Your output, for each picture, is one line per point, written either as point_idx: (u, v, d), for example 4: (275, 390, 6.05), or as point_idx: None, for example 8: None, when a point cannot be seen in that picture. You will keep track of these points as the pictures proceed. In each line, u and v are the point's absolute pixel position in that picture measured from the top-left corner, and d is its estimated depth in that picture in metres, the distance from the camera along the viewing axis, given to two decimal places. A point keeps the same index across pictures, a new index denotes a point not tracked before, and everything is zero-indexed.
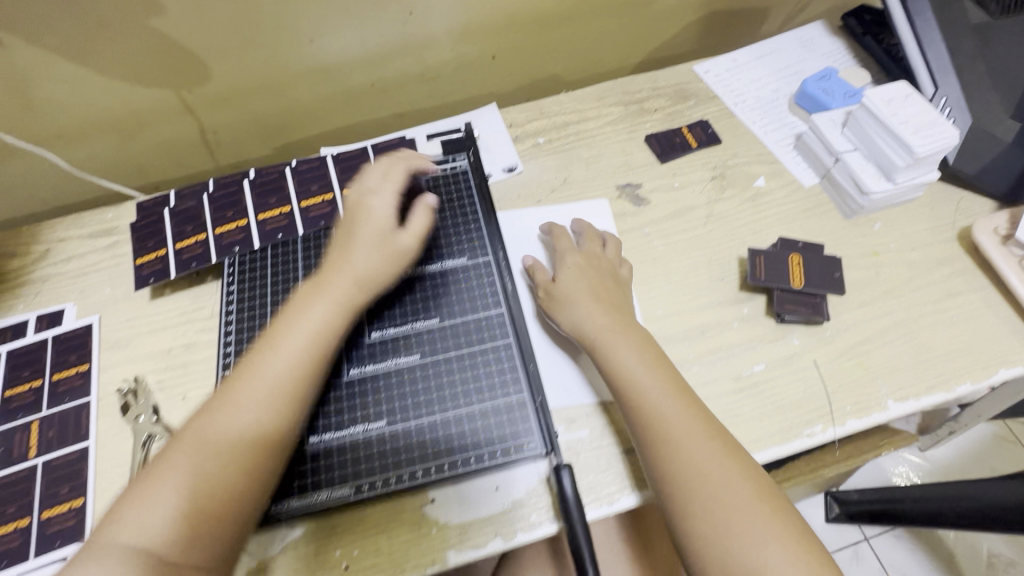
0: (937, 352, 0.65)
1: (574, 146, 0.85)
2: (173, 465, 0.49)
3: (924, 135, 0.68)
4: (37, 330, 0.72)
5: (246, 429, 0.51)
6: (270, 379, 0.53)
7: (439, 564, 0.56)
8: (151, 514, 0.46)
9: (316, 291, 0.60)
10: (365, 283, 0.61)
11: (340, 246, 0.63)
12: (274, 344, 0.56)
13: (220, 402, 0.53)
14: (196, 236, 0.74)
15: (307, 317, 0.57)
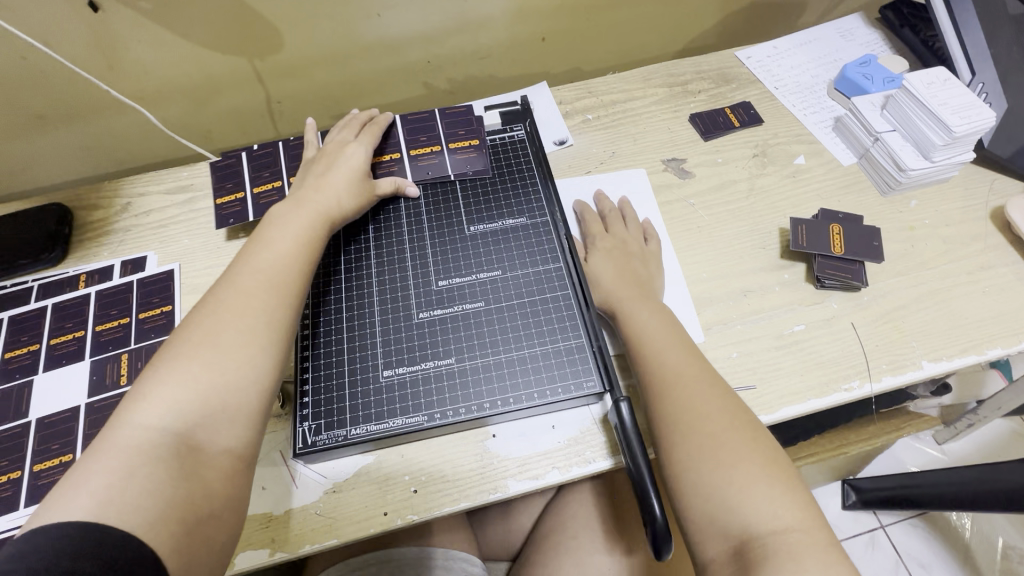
0: (969, 319, 0.69)
1: (621, 123, 0.90)
2: (189, 332, 0.54)
3: (963, 116, 0.72)
4: (122, 275, 0.78)
5: (258, 315, 0.55)
6: (253, 266, 0.59)
7: (502, 491, 0.60)
8: (174, 395, 0.49)
9: (298, 209, 0.66)
10: (341, 207, 0.69)
11: (317, 174, 0.71)
12: (265, 242, 0.62)
13: (221, 285, 0.58)
14: (273, 183, 0.81)
15: (290, 224, 0.64)
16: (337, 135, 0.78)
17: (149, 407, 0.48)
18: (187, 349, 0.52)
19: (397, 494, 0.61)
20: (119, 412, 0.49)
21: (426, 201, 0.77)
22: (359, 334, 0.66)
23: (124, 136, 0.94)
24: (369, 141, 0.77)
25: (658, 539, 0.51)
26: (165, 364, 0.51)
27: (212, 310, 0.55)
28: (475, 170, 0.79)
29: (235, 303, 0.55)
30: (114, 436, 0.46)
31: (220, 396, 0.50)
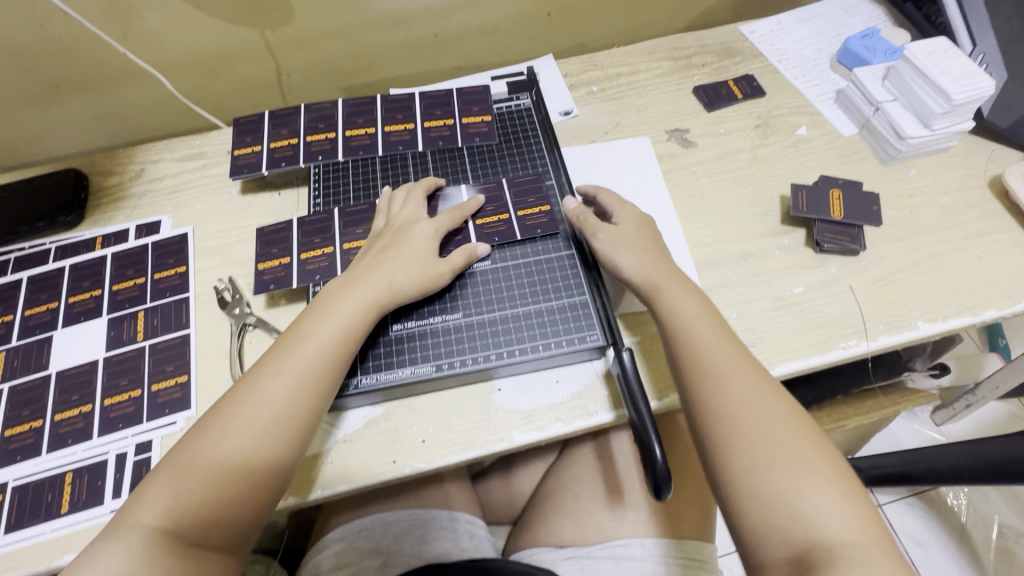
0: (965, 282, 0.71)
1: (626, 94, 0.91)
2: (211, 429, 0.55)
3: (962, 84, 0.73)
4: (137, 237, 0.80)
5: (270, 423, 0.55)
6: (269, 398, 0.56)
7: (507, 441, 0.63)
8: (180, 489, 0.52)
9: (349, 286, 0.63)
10: (396, 289, 0.64)
11: (381, 253, 0.66)
12: (303, 338, 0.60)
13: (256, 379, 0.58)
14: (323, 249, 0.73)
15: (331, 318, 0.61)
16: (402, 210, 0.71)
17: (150, 508, 0.51)
18: (193, 462, 0.53)
19: (405, 444, 0.63)
20: (142, 486, 0.53)
21: (433, 165, 0.79)
22: None
23: (137, 106, 0.96)
24: (445, 224, 0.69)
25: (658, 480, 0.53)
26: (186, 446, 0.54)
27: (229, 427, 0.55)
28: (483, 142, 0.80)
29: (239, 457, 0.54)
30: (124, 520, 0.51)
31: (220, 492, 0.52)
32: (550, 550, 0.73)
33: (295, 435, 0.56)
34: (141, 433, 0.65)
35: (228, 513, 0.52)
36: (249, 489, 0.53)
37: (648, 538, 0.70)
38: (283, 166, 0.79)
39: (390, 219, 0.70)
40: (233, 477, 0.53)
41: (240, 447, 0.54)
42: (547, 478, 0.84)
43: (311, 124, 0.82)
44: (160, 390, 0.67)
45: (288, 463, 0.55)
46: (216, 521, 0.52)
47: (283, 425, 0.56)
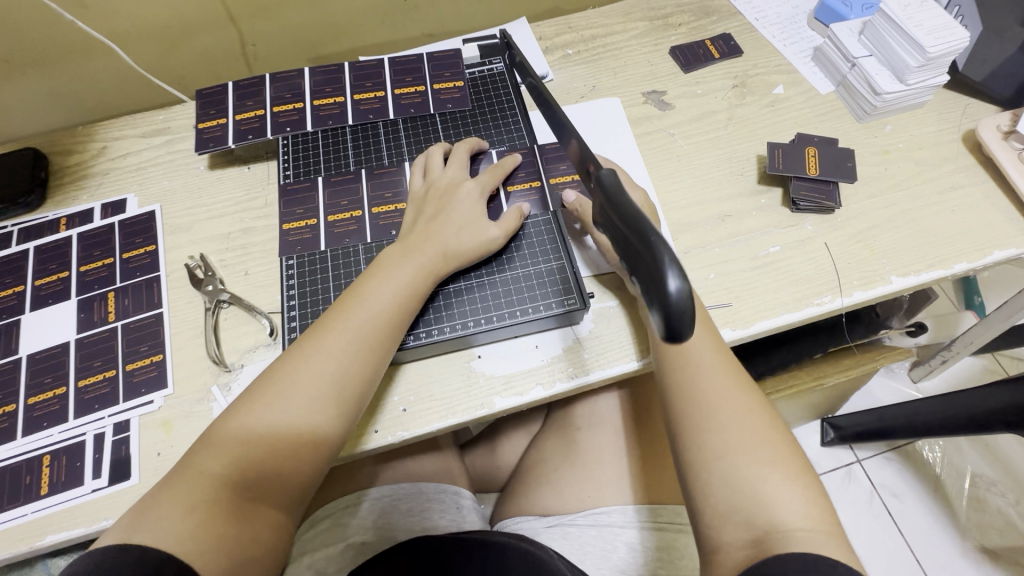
0: (938, 237, 0.71)
1: (602, 57, 0.89)
2: (275, 386, 0.55)
3: (937, 36, 0.73)
4: (103, 217, 0.78)
5: (336, 378, 0.56)
6: (328, 365, 0.56)
7: (487, 408, 0.63)
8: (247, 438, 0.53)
9: (404, 255, 0.62)
10: (448, 257, 0.63)
11: (430, 218, 0.65)
12: (358, 308, 0.59)
13: (310, 346, 0.57)
14: (351, 212, 0.72)
15: (384, 288, 0.60)
16: (444, 172, 0.70)
17: (213, 461, 0.52)
18: (252, 421, 0.54)
19: (387, 414, 0.63)
20: (204, 438, 0.54)
21: (405, 132, 0.77)
22: (344, 263, 0.68)
23: (96, 82, 0.91)
24: (487, 182, 0.69)
25: (672, 310, 0.33)
26: (255, 397, 0.55)
27: (288, 393, 0.55)
28: (456, 108, 0.79)
29: (298, 420, 0.54)
30: (190, 471, 0.51)
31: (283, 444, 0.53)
32: (534, 519, 0.75)
33: (351, 401, 0.57)
34: (117, 414, 0.64)
35: (288, 471, 0.54)
36: (307, 450, 0.54)
37: (630, 505, 0.73)
38: (250, 138, 0.77)
39: (431, 180, 0.69)
40: (293, 436, 0.54)
41: (298, 411, 0.54)
42: (532, 451, 0.86)
43: (278, 93, 0.79)
44: (135, 370, 0.66)
45: (341, 420, 0.56)
46: (278, 477, 0.53)
47: (339, 393, 0.56)
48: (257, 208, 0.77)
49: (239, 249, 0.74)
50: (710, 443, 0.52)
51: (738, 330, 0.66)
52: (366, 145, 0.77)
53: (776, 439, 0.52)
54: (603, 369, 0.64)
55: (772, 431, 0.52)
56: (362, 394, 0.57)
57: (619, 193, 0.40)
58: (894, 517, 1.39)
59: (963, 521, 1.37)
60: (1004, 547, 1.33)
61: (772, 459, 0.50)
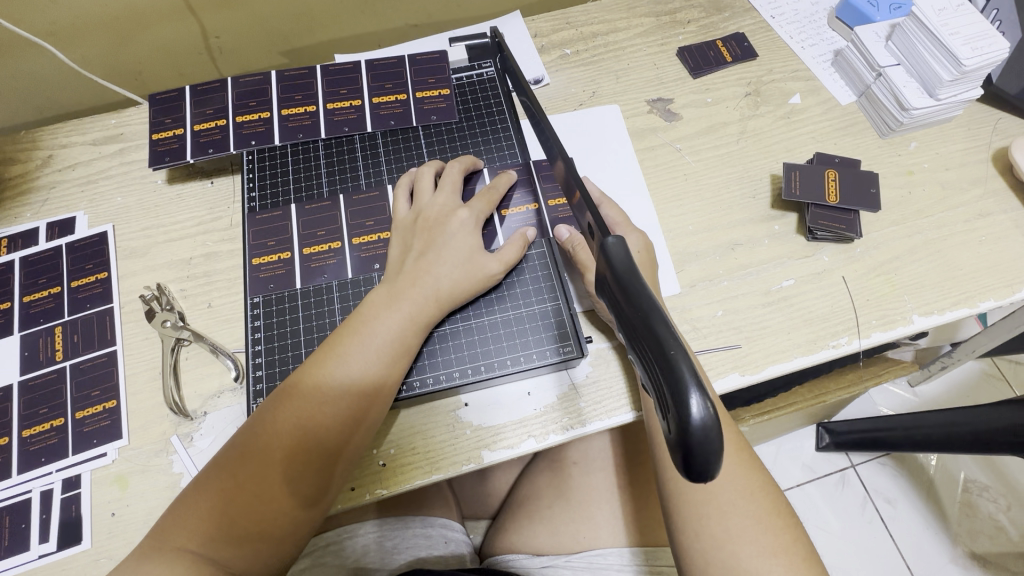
0: (964, 270, 0.66)
1: (602, 58, 0.81)
2: (252, 449, 0.49)
3: (975, 47, 0.66)
4: (50, 238, 0.70)
5: (321, 439, 0.50)
6: (316, 423, 0.50)
7: (475, 462, 0.58)
8: (221, 510, 0.47)
9: (391, 298, 0.56)
10: (442, 300, 0.57)
11: (419, 256, 0.58)
12: (343, 359, 0.52)
13: (292, 403, 0.51)
14: (329, 244, 0.65)
15: (373, 337, 0.54)
16: (434, 199, 0.62)
17: (188, 534, 0.46)
18: (230, 489, 0.48)
19: (365, 469, 0.57)
20: (174, 507, 0.48)
21: (384, 147, 0.70)
22: (316, 302, 0.62)
23: (40, 79, 0.82)
24: (482, 209, 0.62)
25: (696, 444, 0.30)
26: (228, 463, 0.49)
27: (270, 456, 0.49)
28: (441, 120, 0.71)
29: (282, 487, 0.48)
30: (161, 547, 0.46)
31: (262, 517, 0.48)
32: (525, 557, 0.68)
33: (342, 462, 0.51)
34: (68, 468, 0.58)
35: (273, 543, 0.48)
36: (293, 519, 0.49)
37: (628, 547, 0.67)
38: (210, 152, 0.69)
39: (420, 208, 0.62)
40: (276, 504, 0.48)
41: (283, 478, 0.48)
42: (523, 483, 0.80)
43: (241, 100, 0.71)
44: (85, 419, 0.60)
45: (329, 482, 0.50)
46: (262, 551, 0.48)
47: (328, 455, 0.50)
48: (220, 230, 0.70)
49: (201, 277, 0.67)
50: (710, 531, 0.48)
51: (747, 375, 0.61)
52: (341, 163, 0.69)
53: (779, 524, 0.48)
54: (601, 419, 0.59)
55: (775, 518, 0.48)
56: (353, 453, 0.52)
57: (633, 280, 0.35)
58: (886, 523, 1.23)
59: (954, 527, 1.21)
60: (993, 554, 1.18)
61: (775, 549, 0.47)
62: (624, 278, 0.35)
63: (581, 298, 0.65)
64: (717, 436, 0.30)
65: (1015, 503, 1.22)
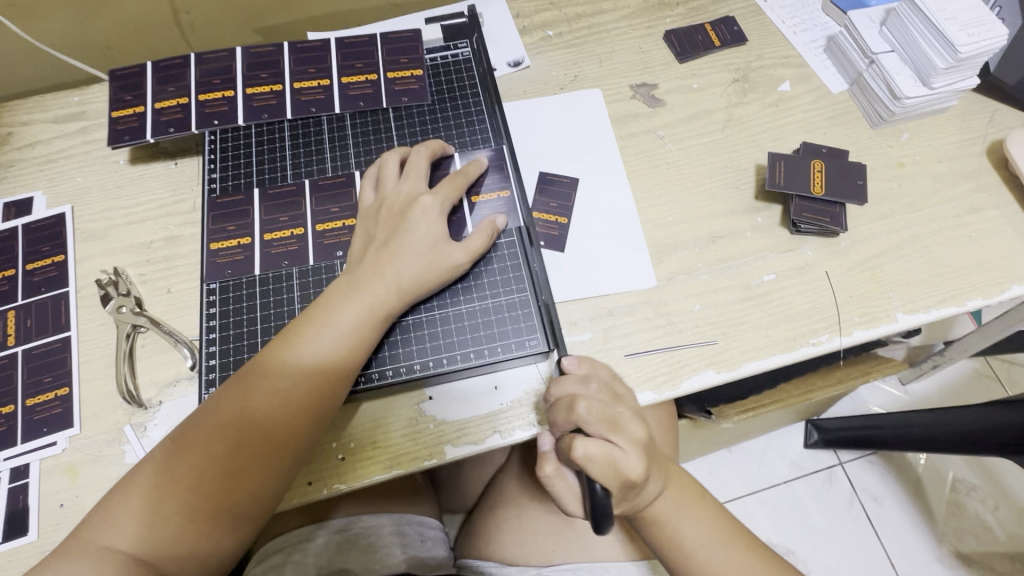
0: (952, 268, 0.63)
1: (586, 41, 0.78)
2: (196, 442, 0.47)
3: (971, 33, 0.63)
4: (5, 219, 0.67)
5: (268, 433, 0.48)
6: (264, 417, 0.48)
7: (437, 458, 0.56)
8: (160, 503, 0.45)
9: (349, 289, 0.54)
10: (403, 290, 0.54)
11: (380, 245, 0.56)
12: (297, 350, 0.51)
13: (241, 394, 0.49)
14: (292, 230, 0.62)
15: (328, 328, 0.52)
16: (400, 185, 0.59)
17: (122, 530, 0.44)
18: (170, 484, 0.46)
19: (322, 463, 0.55)
20: (109, 501, 0.46)
21: (352, 129, 0.67)
22: (274, 289, 0.60)
23: (2, 54, 0.78)
24: (448, 195, 0.59)
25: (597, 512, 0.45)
26: (170, 455, 0.47)
27: (213, 450, 0.47)
28: (412, 102, 0.68)
29: (225, 482, 0.46)
30: (94, 542, 0.44)
31: (203, 513, 0.46)
32: (496, 567, 0.68)
33: (290, 458, 0.49)
34: (16, 457, 0.56)
35: (213, 541, 0.46)
36: (236, 514, 0.47)
37: (601, 562, 0.65)
38: (172, 131, 0.66)
39: (385, 193, 0.59)
40: (219, 499, 0.46)
41: (226, 473, 0.47)
42: (499, 484, 0.78)
43: (205, 78, 0.68)
44: (36, 406, 0.58)
45: (278, 479, 0.48)
46: (201, 548, 0.46)
47: (276, 450, 0.48)
48: (182, 213, 0.67)
49: (161, 262, 0.65)
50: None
51: (723, 372, 0.59)
52: (308, 145, 0.66)
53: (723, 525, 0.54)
54: None
55: (737, 541, 0.53)
56: (304, 449, 0.50)
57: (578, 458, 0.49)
58: (872, 521, 1.21)
59: (941, 526, 1.20)
60: (979, 554, 1.17)
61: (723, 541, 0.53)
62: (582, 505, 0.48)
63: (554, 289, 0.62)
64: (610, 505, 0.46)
65: (1002, 503, 1.21)
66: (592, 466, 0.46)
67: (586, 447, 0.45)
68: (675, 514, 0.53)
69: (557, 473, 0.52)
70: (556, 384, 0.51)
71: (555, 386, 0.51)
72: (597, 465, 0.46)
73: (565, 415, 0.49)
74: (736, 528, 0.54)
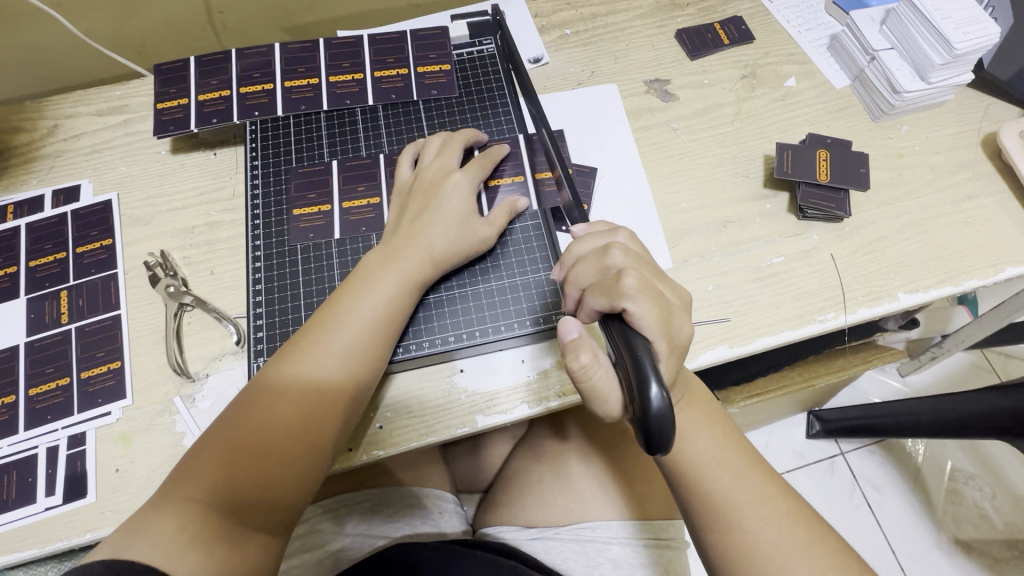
0: (950, 251, 0.67)
1: (601, 39, 0.82)
2: (251, 411, 0.51)
3: (966, 31, 0.67)
4: (55, 206, 0.71)
5: (317, 398, 0.52)
6: (316, 382, 0.52)
7: (469, 426, 0.59)
8: (224, 465, 0.49)
9: (387, 263, 0.57)
10: (436, 263, 0.58)
11: (413, 219, 0.60)
12: (342, 320, 0.54)
13: (291, 363, 0.53)
14: (333, 210, 0.66)
15: (369, 301, 0.55)
16: (435, 162, 0.63)
17: (193, 486, 0.48)
18: (232, 446, 0.50)
19: (362, 429, 0.59)
20: (181, 466, 0.49)
21: (385, 120, 0.71)
22: (315, 267, 0.64)
23: (45, 45, 0.82)
24: (478, 174, 0.63)
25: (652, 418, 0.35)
26: (231, 422, 0.51)
27: (270, 414, 0.51)
28: (441, 95, 0.72)
29: (284, 443, 0.50)
30: (168, 501, 0.47)
31: (265, 473, 0.49)
32: (516, 529, 0.72)
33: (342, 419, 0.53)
34: (73, 426, 0.60)
35: (277, 496, 0.50)
36: (293, 474, 0.51)
37: (614, 521, 0.69)
38: (214, 122, 0.70)
39: (419, 170, 0.63)
40: (276, 460, 0.50)
41: (285, 434, 0.50)
42: (517, 458, 0.82)
43: (245, 72, 0.72)
44: (90, 379, 0.62)
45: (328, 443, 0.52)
46: (268, 503, 0.49)
47: (325, 415, 0.52)
48: (223, 200, 0.71)
49: (204, 245, 0.68)
50: (712, 504, 0.53)
51: (735, 347, 0.63)
52: (343, 134, 0.70)
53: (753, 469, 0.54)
54: None
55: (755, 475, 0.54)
56: (348, 413, 0.54)
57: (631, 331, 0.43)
58: (872, 509, 1.25)
59: (940, 513, 1.24)
60: (977, 541, 1.21)
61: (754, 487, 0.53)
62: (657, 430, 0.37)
63: None
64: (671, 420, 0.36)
65: (1000, 492, 1.25)
66: (642, 297, 0.44)
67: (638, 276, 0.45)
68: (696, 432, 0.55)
69: (593, 363, 0.46)
70: (582, 244, 0.52)
71: (579, 247, 0.52)
72: (646, 298, 0.44)
73: (595, 265, 0.49)
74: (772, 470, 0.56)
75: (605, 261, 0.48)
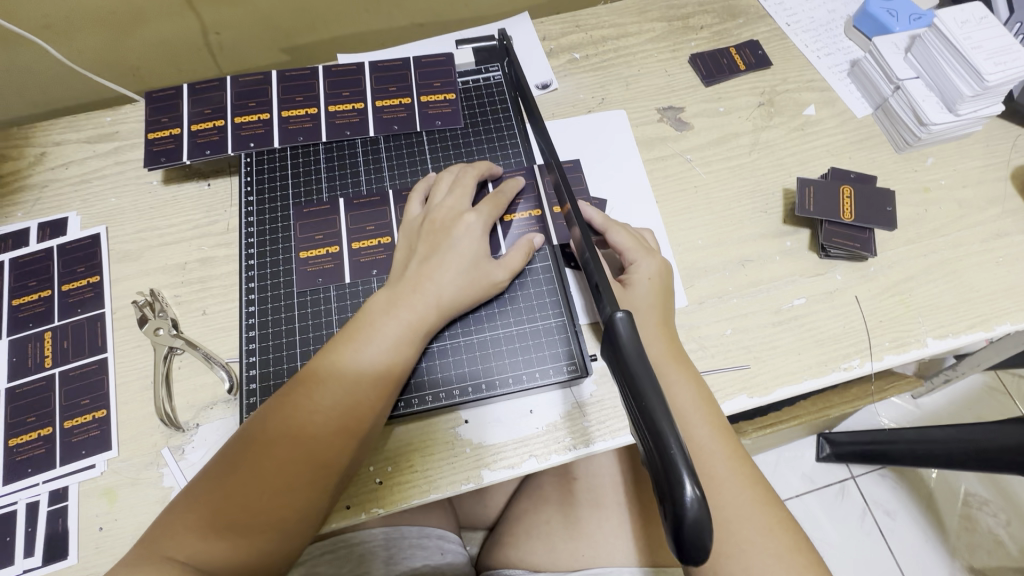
0: (980, 292, 0.64)
1: (612, 64, 0.78)
2: (243, 464, 0.47)
3: (998, 62, 0.64)
4: (41, 240, 0.68)
5: (314, 453, 0.48)
6: (313, 434, 0.48)
7: (474, 482, 0.56)
8: (212, 521, 0.45)
9: (391, 305, 0.54)
10: (444, 306, 0.55)
11: (422, 259, 0.56)
12: (341, 367, 0.51)
13: (287, 413, 0.49)
14: (327, 249, 0.63)
15: (371, 344, 0.52)
16: (446, 199, 0.60)
17: (180, 542, 0.45)
18: (222, 501, 0.46)
19: (360, 487, 0.55)
20: (167, 517, 0.46)
21: (387, 153, 0.68)
22: (312, 311, 0.60)
23: (34, 69, 0.79)
24: (491, 213, 0.60)
25: (687, 535, 0.31)
26: (219, 474, 0.47)
27: (263, 467, 0.47)
28: (445, 126, 0.69)
29: (272, 500, 0.46)
30: (151, 555, 0.44)
31: (255, 531, 0.46)
32: (522, 572, 0.67)
33: (335, 475, 0.49)
34: (55, 480, 0.57)
35: (269, 555, 0.46)
36: (285, 532, 0.47)
37: (628, 567, 0.65)
38: (208, 154, 0.67)
39: (429, 209, 0.60)
40: (269, 517, 0.46)
41: (273, 490, 0.46)
42: (522, 496, 0.78)
43: (241, 100, 0.69)
44: (74, 428, 0.58)
45: (324, 499, 0.49)
46: (254, 564, 0.46)
47: (322, 470, 0.48)
48: (216, 234, 0.68)
49: (196, 283, 0.65)
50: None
51: (756, 398, 0.59)
52: (342, 167, 0.67)
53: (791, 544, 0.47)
54: (606, 439, 0.57)
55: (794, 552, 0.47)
56: (348, 466, 0.50)
57: (650, 396, 0.35)
58: (884, 535, 1.21)
59: (953, 540, 1.20)
60: (992, 569, 1.17)
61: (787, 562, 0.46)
62: (692, 541, 0.31)
63: (585, 311, 0.63)
64: (708, 532, 0.31)
65: (1015, 518, 1.21)
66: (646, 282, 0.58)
67: (645, 267, 0.59)
68: (729, 492, 0.49)
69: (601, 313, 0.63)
70: (618, 229, 0.62)
71: (617, 231, 0.62)
72: (651, 283, 0.58)
73: (630, 243, 0.61)
74: (783, 524, 0.48)
75: (635, 245, 0.61)
